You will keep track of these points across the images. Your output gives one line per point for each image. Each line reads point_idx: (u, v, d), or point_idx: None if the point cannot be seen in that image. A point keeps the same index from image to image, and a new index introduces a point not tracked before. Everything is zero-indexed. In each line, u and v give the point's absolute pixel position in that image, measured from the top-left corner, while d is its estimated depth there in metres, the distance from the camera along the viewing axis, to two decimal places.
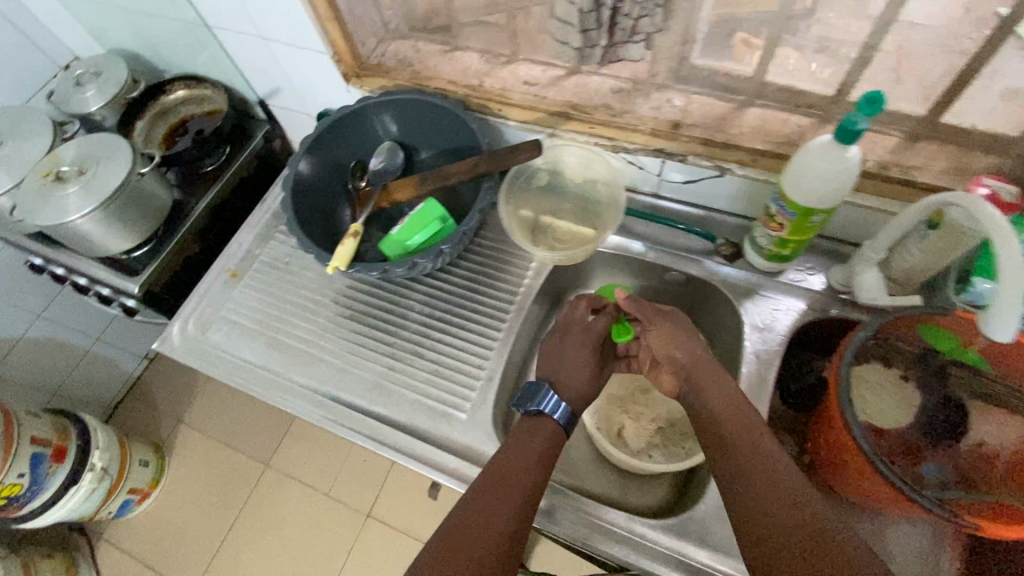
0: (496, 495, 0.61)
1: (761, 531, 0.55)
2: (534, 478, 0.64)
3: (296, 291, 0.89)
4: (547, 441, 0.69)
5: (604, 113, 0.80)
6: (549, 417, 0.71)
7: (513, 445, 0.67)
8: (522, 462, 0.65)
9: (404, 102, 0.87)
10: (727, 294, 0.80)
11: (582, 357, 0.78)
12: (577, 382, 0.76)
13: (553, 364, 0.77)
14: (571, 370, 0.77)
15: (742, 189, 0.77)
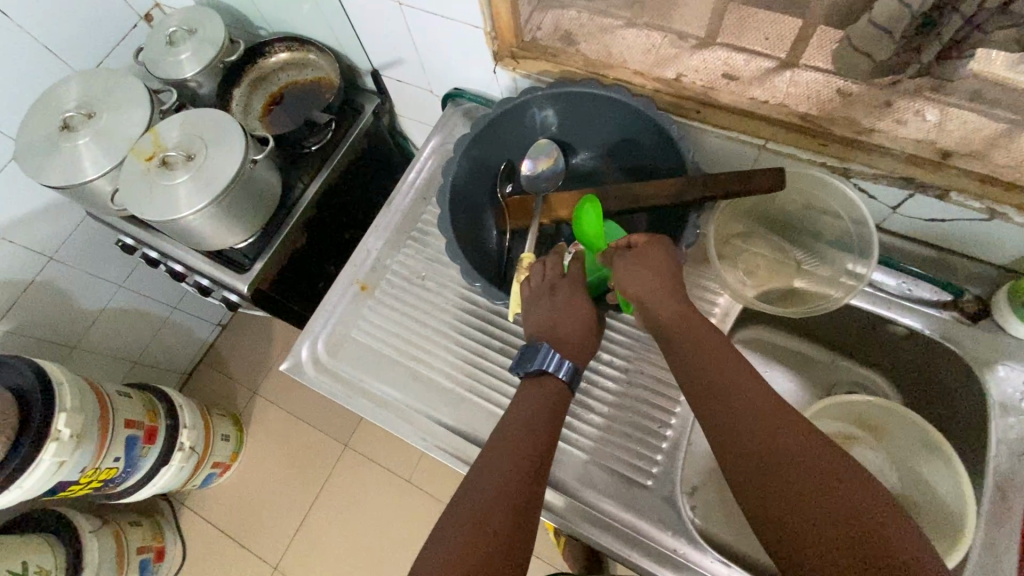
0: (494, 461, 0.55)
1: (765, 497, 0.47)
2: (541, 440, 0.57)
3: (433, 312, 0.77)
4: (554, 393, 0.60)
5: (844, 128, 0.63)
6: (552, 376, 0.61)
7: (513, 409, 0.60)
8: (520, 423, 0.58)
9: (577, 97, 0.71)
10: (967, 360, 0.66)
11: (573, 303, 0.65)
12: (575, 336, 0.64)
13: (547, 320, 0.64)
14: (562, 320, 0.64)
15: (1013, 238, 0.62)
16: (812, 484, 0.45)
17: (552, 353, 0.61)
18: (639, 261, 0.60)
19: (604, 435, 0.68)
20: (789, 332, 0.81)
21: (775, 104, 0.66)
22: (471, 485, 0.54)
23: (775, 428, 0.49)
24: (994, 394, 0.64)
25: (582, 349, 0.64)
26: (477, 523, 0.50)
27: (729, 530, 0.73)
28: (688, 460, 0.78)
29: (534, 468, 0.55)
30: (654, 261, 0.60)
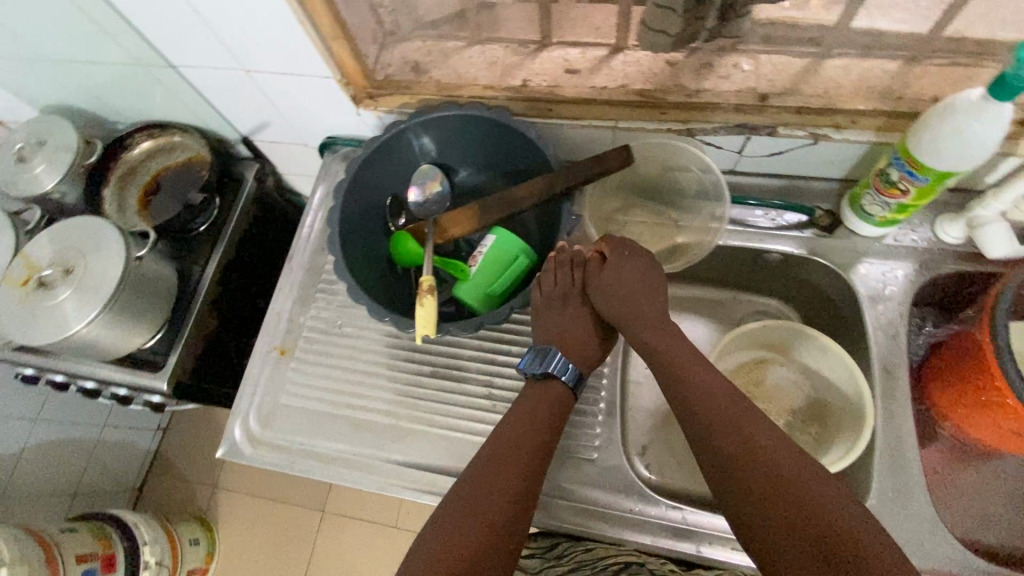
0: (505, 462, 0.60)
1: (739, 498, 0.51)
2: (544, 445, 0.62)
3: (359, 355, 0.78)
4: (558, 401, 0.65)
5: (674, 94, 0.70)
6: (559, 380, 0.66)
7: (521, 413, 0.64)
8: (531, 429, 0.62)
9: (443, 119, 0.75)
10: (832, 268, 0.75)
11: (572, 313, 0.70)
12: (578, 344, 0.69)
13: (553, 331, 0.70)
14: (566, 329, 0.69)
15: (836, 153, 0.71)
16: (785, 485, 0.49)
17: (560, 359, 0.66)
18: (619, 273, 0.68)
19: None
20: (690, 283, 0.89)
21: (616, 87, 0.71)
22: (479, 483, 0.58)
23: (756, 436, 0.53)
24: (859, 288, 0.72)
25: (587, 355, 0.69)
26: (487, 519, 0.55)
27: (684, 477, 0.78)
28: (633, 425, 0.83)
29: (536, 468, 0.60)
30: (630, 274, 0.68)
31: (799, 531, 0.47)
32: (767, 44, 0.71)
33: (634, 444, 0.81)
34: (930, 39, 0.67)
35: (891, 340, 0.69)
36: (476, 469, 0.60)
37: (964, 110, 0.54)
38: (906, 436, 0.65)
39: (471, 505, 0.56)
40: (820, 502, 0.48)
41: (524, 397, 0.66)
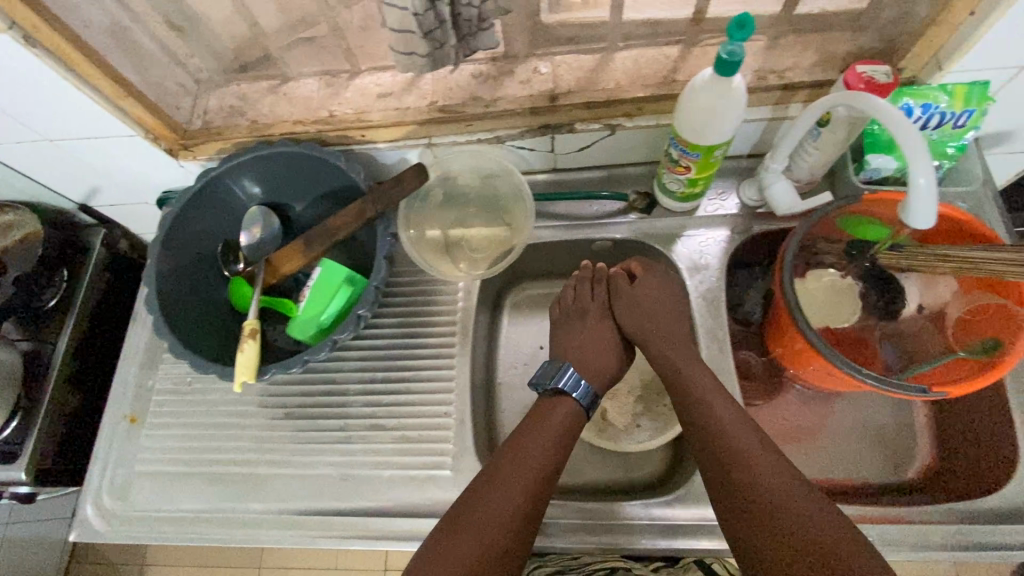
0: (514, 471, 0.61)
1: (744, 522, 0.54)
2: (553, 459, 0.63)
3: (213, 408, 0.77)
4: (567, 420, 0.67)
5: (475, 106, 0.73)
6: (569, 398, 0.68)
7: (536, 426, 0.66)
8: (541, 442, 0.64)
9: (255, 160, 0.75)
10: (658, 246, 0.79)
11: (592, 335, 0.75)
12: (599, 363, 0.72)
13: (572, 351, 0.74)
14: (584, 350, 0.73)
15: (635, 139, 0.76)
16: (788, 511, 0.52)
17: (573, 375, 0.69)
18: (642, 291, 0.73)
19: (402, 445, 0.71)
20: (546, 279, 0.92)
21: (417, 106, 0.73)
22: (486, 490, 0.59)
23: (769, 469, 0.56)
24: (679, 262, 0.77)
25: (606, 373, 0.73)
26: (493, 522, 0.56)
27: None
28: (507, 427, 0.84)
29: (544, 480, 0.61)
30: (655, 288, 0.73)
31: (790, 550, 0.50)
32: (559, 45, 0.76)
33: None
34: (696, 21, 0.72)
35: (710, 306, 0.74)
36: (478, 484, 0.61)
37: (699, 87, 0.58)
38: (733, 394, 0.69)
39: (476, 513, 0.57)
40: (810, 524, 0.51)
41: (536, 413, 0.68)
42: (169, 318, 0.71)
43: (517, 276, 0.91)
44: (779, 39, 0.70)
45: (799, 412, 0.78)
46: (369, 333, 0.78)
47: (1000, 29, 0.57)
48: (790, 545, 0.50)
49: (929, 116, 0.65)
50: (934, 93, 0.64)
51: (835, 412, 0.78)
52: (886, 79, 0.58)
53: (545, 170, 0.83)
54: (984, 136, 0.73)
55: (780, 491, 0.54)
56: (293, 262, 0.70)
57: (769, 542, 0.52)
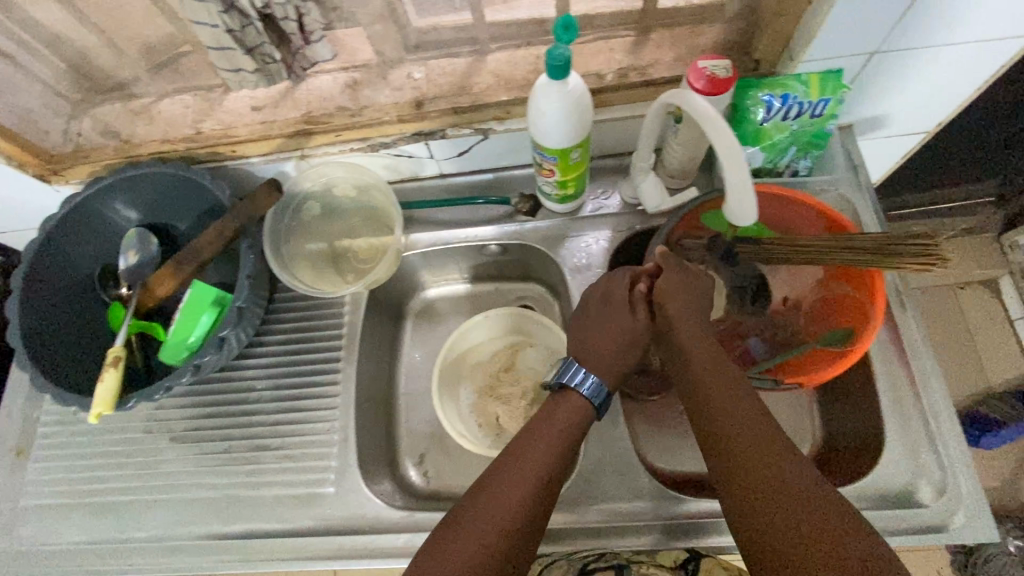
0: (517, 471, 0.53)
1: (764, 535, 0.44)
2: (559, 461, 0.55)
3: (98, 437, 0.75)
4: (574, 417, 0.59)
5: (343, 116, 0.71)
6: (576, 391, 0.60)
7: (540, 423, 0.58)
8: (545, 439, 0.56)
9: (124, 181, 0.74)
10: (545, 247, 0.79)
11: (614, 326, 0.62)
12: (610, 360, 0.61)
13: (580, 340, 0.63)
14: (603, 347, 0.62)
15: (511, 142, 0.75)
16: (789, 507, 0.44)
17: (578, 371, 0.61)
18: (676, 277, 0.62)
19: (286, 464, 0.71)
20: (449, 283, 0.91)
21: (284, 119, 0.72)
22: (483, 495, 0.51)
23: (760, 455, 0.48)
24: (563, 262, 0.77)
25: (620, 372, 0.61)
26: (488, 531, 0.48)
27: (458, 475, 0.80)
28: (408, 436, 0.83)
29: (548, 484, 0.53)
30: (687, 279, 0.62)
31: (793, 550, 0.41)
32: (432, 50, 0.72)
33: (411, 454, 0.82)
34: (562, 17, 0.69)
35: None
36: (479, 482, 0.53)
37: (537, 92, 0.57)
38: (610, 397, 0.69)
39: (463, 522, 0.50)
40: (810, 518, 0.43)
41: (543, 409, 0.60)
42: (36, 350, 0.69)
43: (418, 283, 0.90)
44: (646, 33, 0.69)
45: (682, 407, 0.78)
46: (254, 353, 0.77)
47: (834, 21, 0.57)
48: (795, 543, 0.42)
49: (788, 107, 0.65)
50: (789, 83, 0.64)
51: None
52: (727, 73, 0.57)
53: (432, 176, 0.82)
54: (853, 123, 0.74)
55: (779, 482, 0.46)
56: (162, 289, 0.70)
57: (786, 535, 0.43)
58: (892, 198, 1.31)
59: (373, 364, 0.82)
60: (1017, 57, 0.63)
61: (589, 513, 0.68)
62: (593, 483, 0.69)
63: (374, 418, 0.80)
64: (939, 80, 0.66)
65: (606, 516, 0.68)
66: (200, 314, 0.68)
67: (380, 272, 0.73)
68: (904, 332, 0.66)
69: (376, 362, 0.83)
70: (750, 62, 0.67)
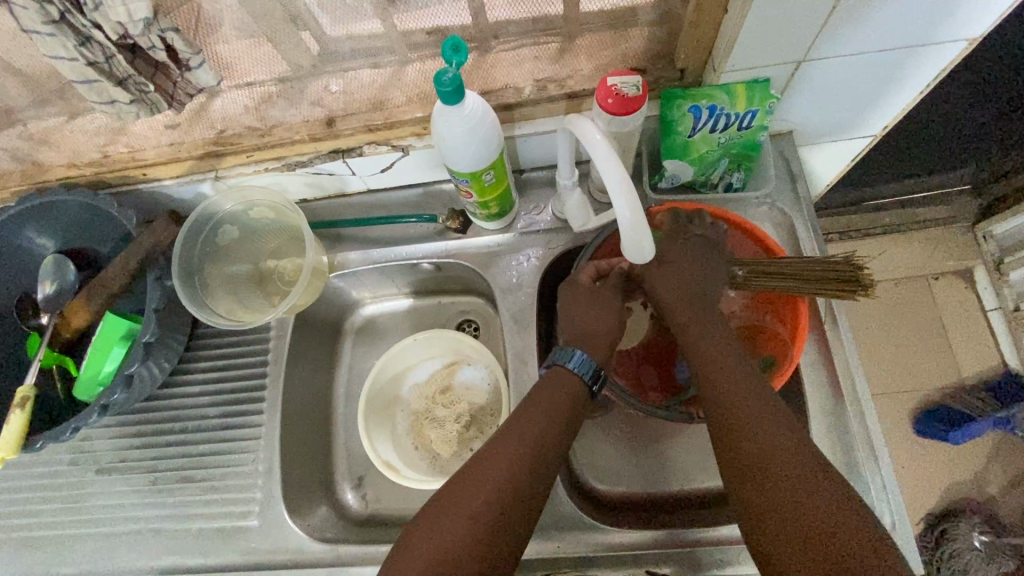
0: (507, 451, 0.51)
1: (749, 496, 0.46)
2: (555, 440, 0.53)
3: (25, 470, 0.74)
4: (568, 394, 0.56)
5: (252, 136, 0.68)
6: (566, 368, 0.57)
7: (536, 400, 0.56)
8: (540, 415, 0.54)
9: (29, 210, 0.71)
10: (476, 265, 0.76)
11: (595, 299, 0.62)
12: (594, 328, 0.61)
13: (568, 322, 0.62)
14: (588, 320, 0.61)
15: (434, 157, 0.72)
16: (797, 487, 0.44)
17: (567, 350, 0.58)
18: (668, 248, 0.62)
19: (211, 495, 0.70)
20: (387, 300, 0.89)
21: (192, 141, 0.69)
22: (476, 471, 0.50)
23: (766, 428, 0.48)
24: (494, 281, 0.74)
25: (607, 340, 0.61)
26: (469, 517, 0.47)
27: (394, 498, 0.78)
28: (346, 459, 0.81)
29: (541, 463, 0.51)
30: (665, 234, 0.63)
31: (798, 537, 0.41)
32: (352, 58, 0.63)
33: (348, 478, 0.80)
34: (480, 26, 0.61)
35: (518, 327, 0.71)
36: (479, 454, 0.52)
37: (435, 118, 0.54)
38: None
39: (449, 506, 0.48)
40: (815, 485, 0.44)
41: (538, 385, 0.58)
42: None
43: (355, 300, 0.87)
44: None
45: (624, 424, 0.73)
46: (178, 382, 0.75)
47: (747, 33, 0.54)
48: (801, 513, 0.42)
49: (716, 118, 0.62)
50: (714, 92, 0.60)
51: (671, 429, 0.73)
52: (637, 91, 0.54)
53: (360, 193, 0.79)
54: (793, 130, 0.70)
55: (786, 461, 0.46)
56: (77, 321, 0.67)
57: (778, 493, 0.44)
58: (866, 189, 1.25)
59: (306, 387, 0.80)
60: (958, 61, 0.59)
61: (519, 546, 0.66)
62: None
63: (308, 444, 0.77)
64: (876, 86, 0.62)
65: (532, 549, 0.65)
66: (114, 344, 0.66)
67: (295, 297, 0.70)
68: (836, 353, 0.64)
69: (309, 386, 0.81)
70: (674, 71, 0.63)
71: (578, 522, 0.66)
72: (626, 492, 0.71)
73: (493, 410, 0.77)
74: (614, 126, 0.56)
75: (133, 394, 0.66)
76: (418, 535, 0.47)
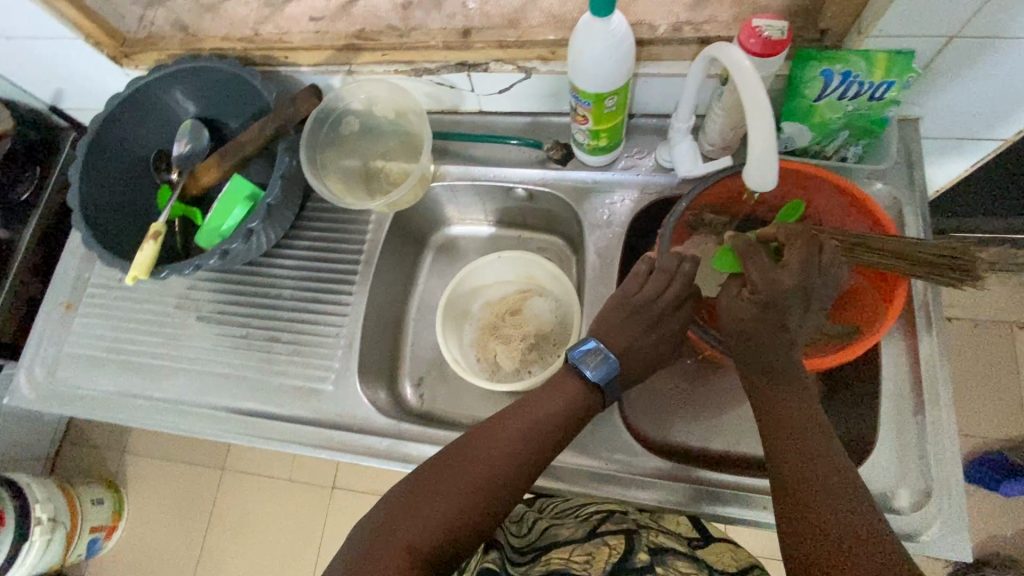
0: (509, 429, 0.58)
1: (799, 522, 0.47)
2: (556, 426, 0.59)
3: (138, 304, 0.83)
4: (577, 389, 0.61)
5: (390, 36, 0.73)
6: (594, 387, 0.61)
7: (546, 390, 0.62)
8: (548, 403, 0.60)
9: (182, 72, 0.78)
10: (568, 198, 0.79)
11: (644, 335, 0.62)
12: (633, 361, 0.62)
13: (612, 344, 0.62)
14: (633, 344, 0.62)
15: (554, 85, 0.74)
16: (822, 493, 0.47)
17: (606, 367, 0.61)
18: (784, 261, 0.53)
19: (294, 358, 0.76)
20: (472, 225, 0.93)
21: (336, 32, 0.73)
22: (472, 451, 0.56)
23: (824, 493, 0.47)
24: (585, 215, 0.76)
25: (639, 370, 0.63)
26: (466, 488, 0.54)
27: (448, 402, 0.83)
28: (409, 359, 0.87)
29: (539, 445, 0.58)
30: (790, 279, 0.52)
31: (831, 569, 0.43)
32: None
33: (409, 376, 0.86)
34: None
35: (602, 263, 0.74)
36: (478, 430, 0.58)
37: (580, 30, 0.57)
38: None
39: (447, 479, 0.54)
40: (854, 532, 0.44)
41: (554, 377, 0.63)
42: (94, 225, 0.75)
43: (443, 218, 0.92)
44: None
45: (682, 375, 0.76)
46: (279, 254, 0.82)
47: None
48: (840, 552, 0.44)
49: (847, 85, 0.61)
50: (852, 58, 0.59)
51: (731, 393, 0.74)
52: (782, 36, 0.55)
53: (472, 112, 0.83)
54: (921, 115, 0.68)
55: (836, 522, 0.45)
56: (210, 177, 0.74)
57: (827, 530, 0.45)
58: (966, 219, 1.19)
59: (388, 284, 0.86)
60: None
61: (564, 458, 0.69)
62: None
63: (381, 336, 0.83)
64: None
65: (575, 461, 0.69)
66: (237, 203, 0.73)
67: (400, 194, 0.75)
68: (920, 343, 0.64)
69: (391, 283, 0.86)
70: (815, 33, 0.63)
71: (627, 448, 0.69)
72: (674, 438, 0.73)
73: (558, 340, 0.81)
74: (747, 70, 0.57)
75: (248, 250, 0.73)
76: (420, 497, 0.53)
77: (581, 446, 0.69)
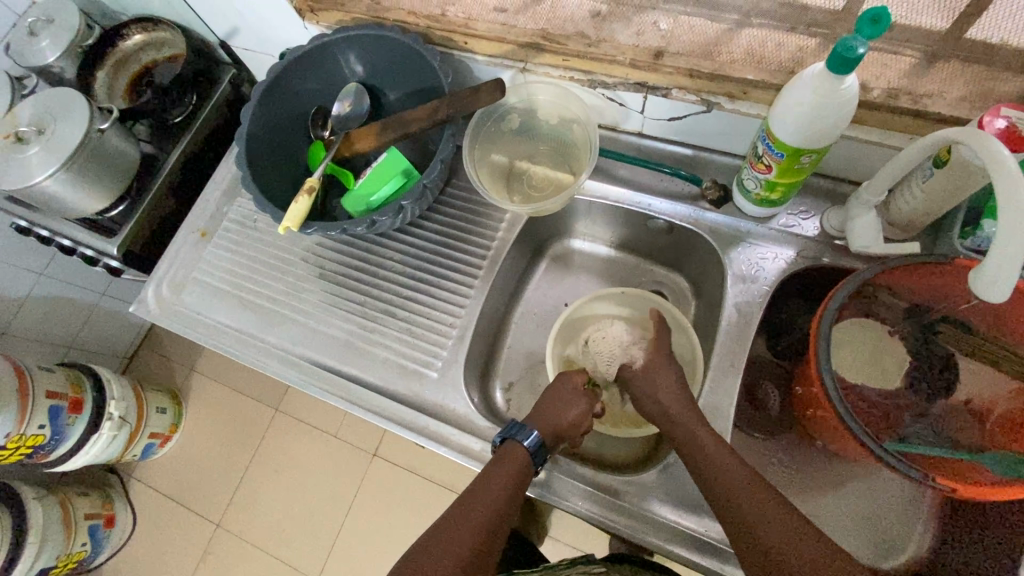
0: (455, 532, 0.57)
1: (728, 497, 0.55)
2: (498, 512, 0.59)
3: (267, 248, 0.85)
4: (521, 473, 0.63)
5: (578, 42, 0.69)
6: (518, 444, 0.65)
7: (482, 479, 0.62)
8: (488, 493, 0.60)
9: (364, 38, 0.78)
10: (712, 242, 0.75)
11: (577, 398, 0.70)
12: (559, 421, 0.68)
13: (539, 407, 0.70)
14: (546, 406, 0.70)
15: (733, 122, 0.70)
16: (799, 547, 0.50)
17: (527, 428, 0.66)
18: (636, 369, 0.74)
19: (404, 337, 0.77)
20: (595, 241, 0.90)
21: (522, 28, 0.70)
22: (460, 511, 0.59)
23: (733, 472, 0.57)
24: (731, 265, 0.73)
25: (581, 430, 0.69)
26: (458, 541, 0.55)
27: None
28: (505, 361, 0.86)
29: (489, 529, 0.58)
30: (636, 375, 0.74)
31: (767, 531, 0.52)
32: (691, 3, 0.66)
33: (501, 378, 0.85)
34: (843, 17, 0.60)
35: (740, 322, 0.71)
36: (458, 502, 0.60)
37: (807, 77, 0.53)
38: (725, 411, 0.68)
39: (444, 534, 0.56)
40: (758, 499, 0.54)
41: (493, 461, 0.65)
42: (254, 169, 0.78)
43: (569, 229, 0.90)
44: (930, 62, 0.59)
45: (788, 453, 0.75)
46: (411, 230, 0.83)
47: None
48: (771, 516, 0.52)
49: None
50: None
51: (833, 479, 0.73)
52: None
53: (631, 132, 0.80)
54: None
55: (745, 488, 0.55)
56: (365, 145, 0.75)
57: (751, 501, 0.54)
58: None
59: (505, 283, 0.85)
60: None
61: (659, 508, 0.67)
62: (676, 482, 0.68)
63: (487, 335, 0.83)
64: None
65: (674, 517, 0.67)
66: (387, 178, 0.74)
67: (549, 202, 0.75)
68: None
69: (508, 283, 0.86)
70: None
71: None
72: None
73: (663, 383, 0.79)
74: (975, 160, 0.53)
75: (393, 225, 0.74)
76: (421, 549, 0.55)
77: (678, 502, 0.66)
